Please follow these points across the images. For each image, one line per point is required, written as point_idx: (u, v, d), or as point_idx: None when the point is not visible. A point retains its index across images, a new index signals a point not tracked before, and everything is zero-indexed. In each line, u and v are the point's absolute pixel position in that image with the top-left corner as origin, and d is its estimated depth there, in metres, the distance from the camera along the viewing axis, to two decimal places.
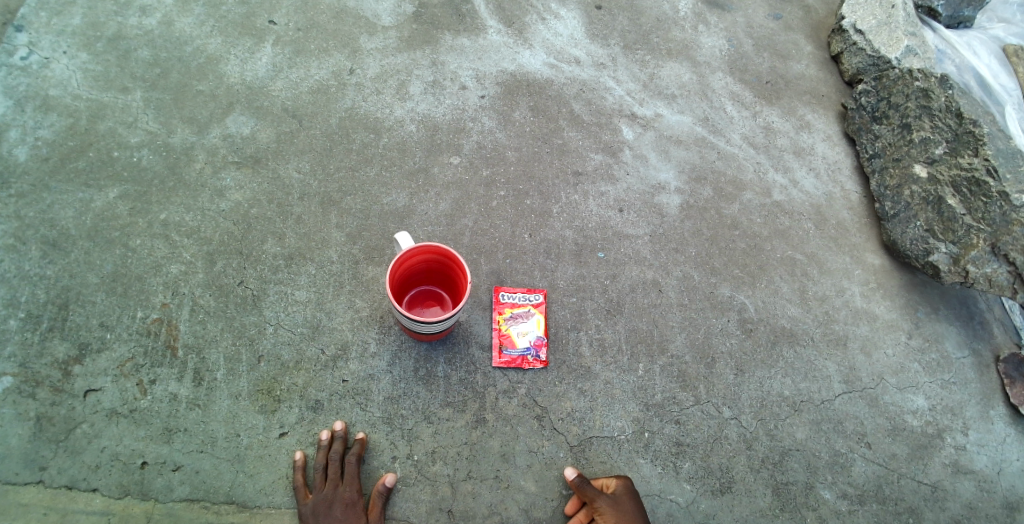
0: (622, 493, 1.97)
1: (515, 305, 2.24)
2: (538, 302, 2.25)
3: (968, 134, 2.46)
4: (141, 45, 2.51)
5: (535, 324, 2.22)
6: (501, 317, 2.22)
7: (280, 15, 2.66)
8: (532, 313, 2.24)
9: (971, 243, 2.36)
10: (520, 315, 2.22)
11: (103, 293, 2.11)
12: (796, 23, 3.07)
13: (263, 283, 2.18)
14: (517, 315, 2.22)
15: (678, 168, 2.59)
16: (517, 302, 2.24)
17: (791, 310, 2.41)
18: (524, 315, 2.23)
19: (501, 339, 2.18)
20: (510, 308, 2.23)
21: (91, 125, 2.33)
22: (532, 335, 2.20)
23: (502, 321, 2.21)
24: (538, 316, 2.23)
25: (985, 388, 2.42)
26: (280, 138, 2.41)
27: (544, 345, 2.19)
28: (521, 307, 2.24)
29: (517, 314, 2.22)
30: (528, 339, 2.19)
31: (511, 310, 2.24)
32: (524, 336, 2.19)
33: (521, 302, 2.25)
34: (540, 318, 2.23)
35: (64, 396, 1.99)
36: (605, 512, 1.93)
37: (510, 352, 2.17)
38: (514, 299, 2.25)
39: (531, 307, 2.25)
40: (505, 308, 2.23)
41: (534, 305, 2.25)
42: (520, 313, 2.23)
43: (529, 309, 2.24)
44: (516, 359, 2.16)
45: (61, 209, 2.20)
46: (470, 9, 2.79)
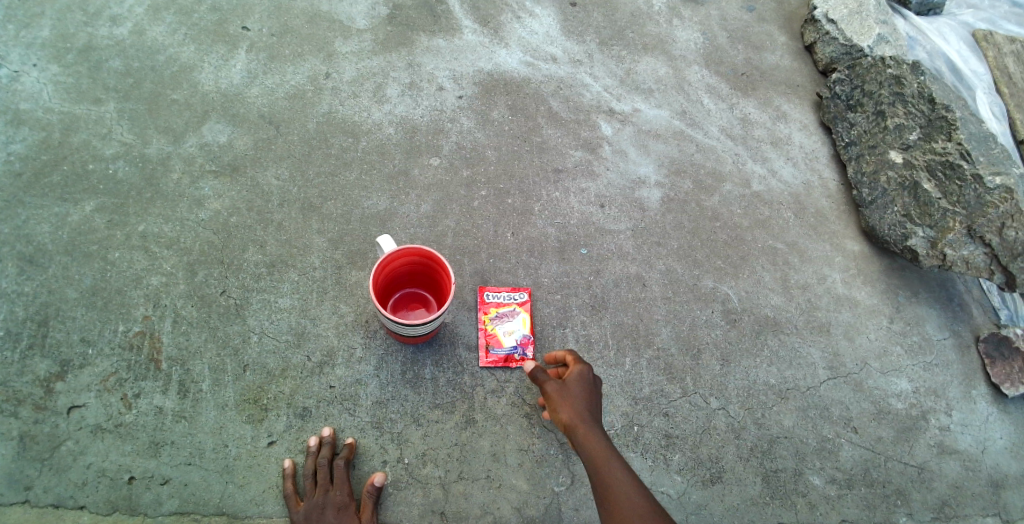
0: (575, 377, 1.88)
1: (500, 304, 2.24)
2: (523, 301, 2.26)
3: (941, 119, 2.51)
4: (113, 55, 2.48)
5: (520, 323, 2.22)
6: (486, 317, 2.22)
7: (253, 20, 2.64)
8: (517, 312, 2.24)
9: (948, 226, 2.41)
10: (505, 314, 2.23)
11: (83, 309, 2.08)
12: (769, 14, 3.10)
13: (246, 291, 2.17)
14: (502, 315, 2.22)
15: (658, 162, 2.61)
16: (502, 301, 2.25)
17: (773, 299, 2.44)
18: (509, 314, 2.23)
19: (487, 340, 2.19)
20: (496, 308, 2.24)
21: (64, 137, 2.30)
22: (517, 335, 2.20)
23: (488, 321, 2.21)
24: (524, 315, 2.23)
25: (966, 369, 2.46)
26: (258, 145, 2.39)
27: (529, 343, 2.19)
28: (506, 306, 2.24)
29: (502, 313, 2.23)
30: (514, 338, 2.19)
31: (496, 309, 2.24)
32: (509, 335, 2.19)
33: (506, 301, 2.25)
34: (525, 317, 2.23)
35: (47, 413, 1.96)
36: (553, 392, 1.84)
37: (497, 352, 2.17)
38: (499, 298, 2.25)
39: (516, 305, 2.25)
40: (491, 307, 2.24)
41: (519, 304, 2.25)
42: (505, 313, 2.23)
43: (514, 308, 2.24)
44: (503, 358, 2.17)
45: (36, 224, 2.17)
46: (445, 9, 2.79)
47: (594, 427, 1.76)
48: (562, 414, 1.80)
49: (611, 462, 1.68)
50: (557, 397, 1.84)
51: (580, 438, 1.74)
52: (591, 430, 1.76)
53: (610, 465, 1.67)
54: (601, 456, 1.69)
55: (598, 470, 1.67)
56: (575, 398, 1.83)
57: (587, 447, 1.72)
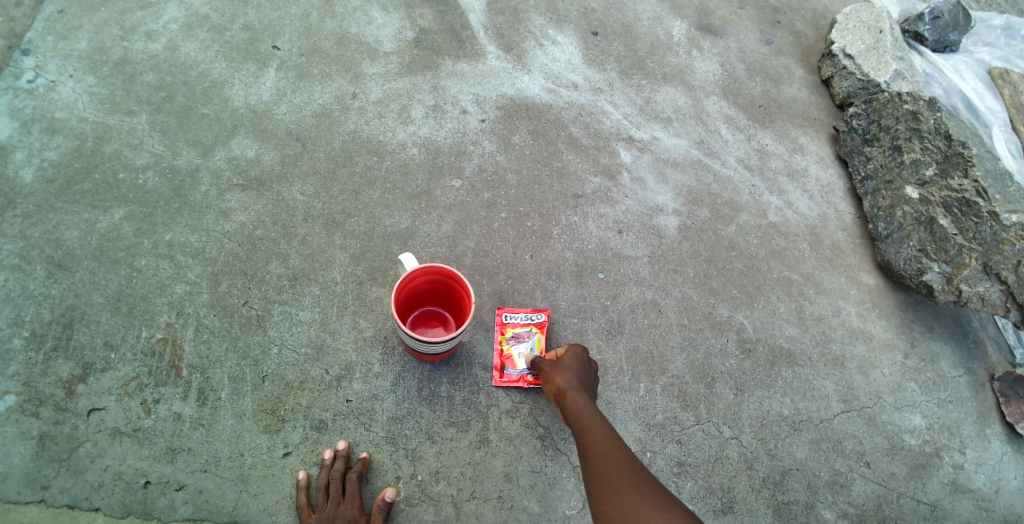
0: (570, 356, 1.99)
1: (516, 325, 2.26)
2: (539, 322, 2.27)
3: (958, 155, 2.54)
4: (147, 69, 2.56)
5: (536, 344, 2.23)
6: (502, 338, 2.23)
7: (284, 40, 2.72)
8: (533, 333, 2.25)
9: (964, 262, 2.43)
10: (522, 335, 2.24)
11: (107, 314, 2.13)
12: (788, 49, 3.16)
13: (267, 303, 2.21)
14: (518, 335, 2.24)
15: (675, 191, 2.65)
16: (519, 322, 2.26)
17: (788, 329, 2.45)
18: (525, 335, 2.24)
19: (502, 360, 2.20)
20: (512, 328, 2.25)
21: (97, 146, 2.37)
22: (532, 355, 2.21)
23: (504, 341, 2.23)
24: (539, 336, 2.25)
25: (981, 407, 2.45)
26: (284, 161, 2.45)
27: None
28: (523, 327, 2.25)
29: (518, 334, 2.24)
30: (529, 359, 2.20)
31: (512, 330, 2.25)
32: (524, 356, 2.20)
33: (523, 321, 2.27)
34: (541, 338, 2.25)
35: (67, 415, 1.99)
36: (548, 364, 1.95)
37: (511, 372, 2.19)
38: (516, 319, 2.27)
39: (533, 326, 2.26)
40: (507, 328, 2.25)
41: (536, 325, 2.27)
42: (522, 333, 2.25)
43: (530, 329, 2.25)
44: (516, 378, 2.18)
45: (66, 230, 2.22)
46: (470, 35, 2.86)
47: (583, 393, 1.84)
48: (554, 383, 1.90)
49: (596, 419, 1.74)
50: (551, 369, 1.94)
51: (569, 402, 1.82)
52: (580, 396, 1.83)
53: (594, 423, 1.73)
54: (586, 417, 1.75)
55: (583, 428, 1.73)
56: (568, 370, 1.92)
57: (575, 410, 1.79)
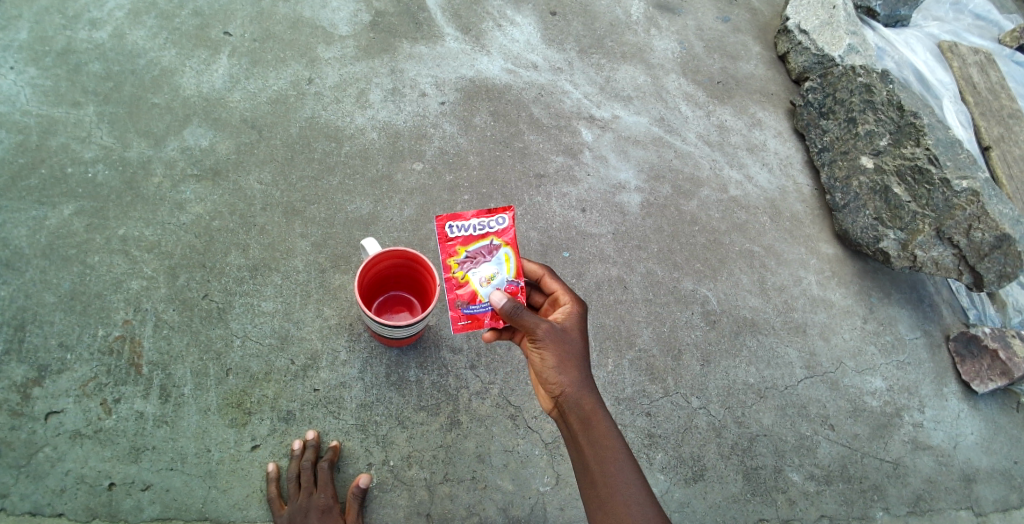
0: (570, 327, 1.64)
1: (469, 240, 1.72)
2: (502, 229, 1.73)
3: (909, 126, 2.62)
4: (92, 58, 2.46)
5: (501, 262, 1.73)
6: (452, 261, 1.71)
7: (235, 25, 2.64)
8: (496, 246, 1.73)
9: (917, 229, 2.53)
10: (480, 253, 1.72)
11: (61, 313, 2.06)
12: (744, 25, 3.20)
13: (229, 295, 2.16)
14: (474, 255, 1.72)
15: (637, 168, 2.66)
16: (472, 235, 1.72)
17: (751, 301, 2.50)
18: (485, 252, 1.73)
19: (458, 293, 1.71)
20: (464, 247, 1.72)
21: (42, 140, 2.28)
22: (500, 280, 1.72)
23: (456, 266, 1.71)
24: (506, 249, 1.73)
25: (938, 367, 2.55)
26: (240, 149, 2.39)
27: (519, 291, 1.73)
28: (478, 241, 1.72)
29: (474, 253, 1.72)
30: (494, 285, 1.72)
31: (464, 248, 1.72)
32: (487, 283, 1.72)
33: (478, 234, 1.72)
34: (508, 251, 1.73)
35: (24, 419, 1.92)
36: (545, 340, 1.58)
37: (473, 311, 1.72)
38: (468, 231, 1.72)
39: (492, 238, 1.73)
40: (457, 247, 1.71)
41: (498, 235, 1.74)
42: (478, 251, 1.73)
43: (490, 242, 1.73)
44: (484, 317, 1.73)
45: (13, 228, 2.14)
46: (427, 17, 2.82)
47: (590, 396, 1.56)
48: (552, 371, 1.57)
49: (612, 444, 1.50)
50: (549, 348, 1.58)
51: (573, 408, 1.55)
52: (587, 398, 1.56)
53: (606, 450, 1.49)
54: (595, 437, 1.51)
55: (589, 454, 1.50)
56: (569, 356, 1.59)
57: (578, 423, 1.54)
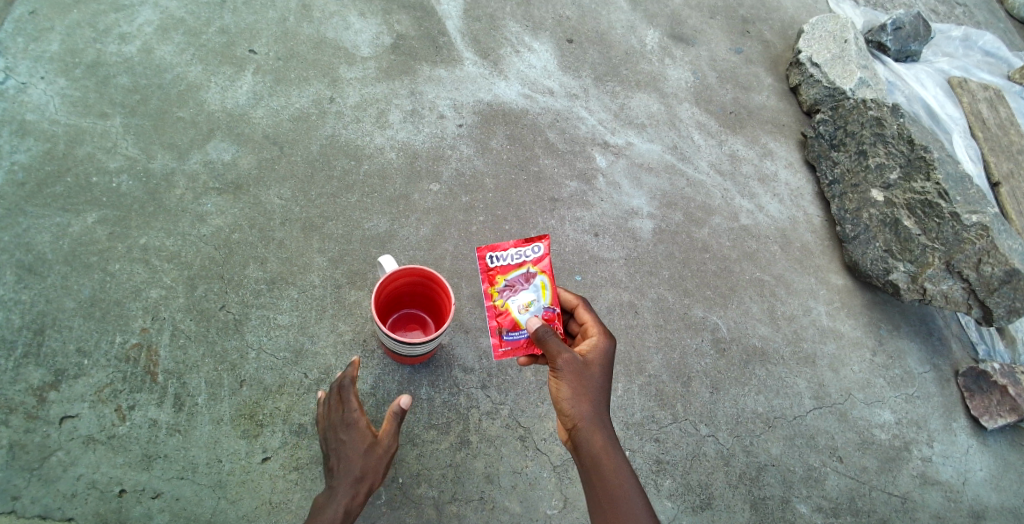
0: (592, 361, 1.66)
1: (507, 269, 1.79)
2: (538, 257, 1.80)
3: (920, 159, 2.64)
4: (121, 71, 2.53)
5: (538, 290, 1.79)
6: (493, 289, 1.79)
7: (261, 44, 2.71)
8: (532, 274, 1.80)
9: (927, 261, 2.54)
10: (517, 281, 1.79)
11: (80, 319, 2.09)
12: (757, 57, 3.25)
13: (245, 307, 2.19)
14: (513, 283, 1.79)
15: (650, 195, 2.70)
16: (510, 264, 1.79)
17: (760, 329, 2.51)
18: (522, 280, 1.79)
19: (499, 321, 1.78)
20: (503, 275, 1.79)
21: (69, 149, 2.33)
22: (536, 307, 1.79)
23: (497, 294, 1.78)
24: (542, 277, 1.80)
25: (947, 401, 2.55)
26: (261, 165, 2.44)
27: (555, 318, 1.79)
28: (517, 269, 1.79)
29: (513, 281, 1.79)
30: (532, 312, 1.78)
31: (503, 277, 1.79)
32: (526, 310, 1.78)
33: (514, 263, 1.79)
34: (544, 279, 1.80)
35: (39, 423, 1.94)
36: (565, 372, 1.61)
37: (513, 337, 1.79)
38: (507, 260, 1.79)
39: (530, 266, 1.80)
40: (497, 275, 1.79)
41: (535, 263, 1.81)
42: (516, 279, 1.79)
43: (527, 269, 1.80)
44: (525, 343, 1.80)
45: (37, 233, 2.18)
46: (447, 41, 2.89)
47: (604, 431, 1.58)
48: (568, 404, 1.59)
49: (621, 481, 1.52)
50: (567, 380, 1.61)
51: (586, 443, 1.56)
52: (601, 433, 1.58)
53: (619, 487, 1.50)
54: (608, 473, 1.53)
55: (601, 488, 1.51)
56: (586, 391, 1.61)
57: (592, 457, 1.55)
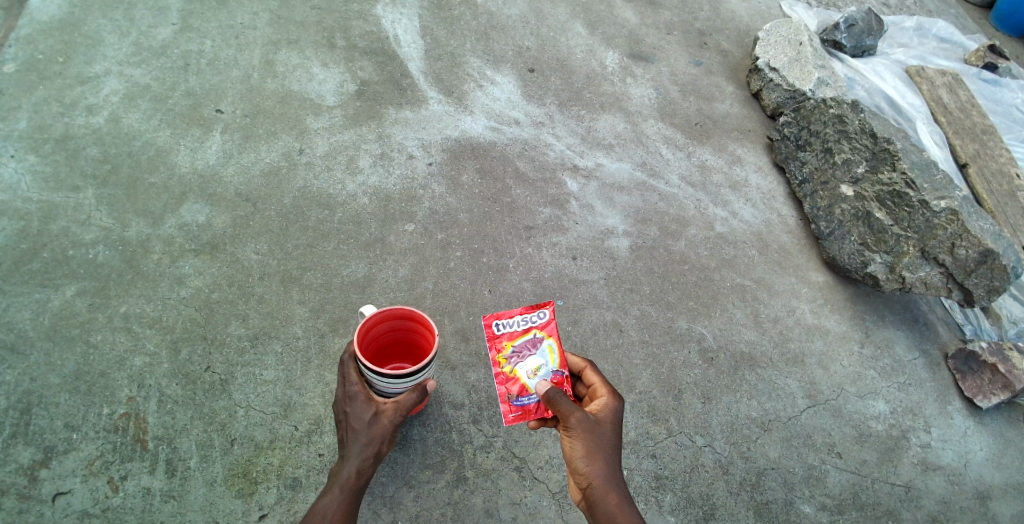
0: (603, 420, 1.70)
1: (515, 335, 1.79)
2: (545, 322, 1.80)
3: (884, 152, 2.70)
4: (90, 143, 2.55)
5: (546, 354, 1.79)
6: (500, 356, 1.78)
7: (226, 103, 2.75)
8: (539, 339, 1.80)
9: (903, 250, 2.59)
10: (525, 347, 1.78)
11: (66, 394, 2.08)
12: (716, 67, 3.32)
13: (231, 366, 2.19)
14: (521, 348, 1.78)
15: (624, 213, 2.73)
16: (516, 330, 1.79)
17: (746, 334, 2.53)
18: (529, 345, 1.79)
19: (508, 387, 1.76)
20: (511, 342, 1.78)
21: (43, 226, 2.34)
22: (546, 371, 1.77)
23: (505, 361, 1.77)
24: (549, 341, 1.80)
25: (939, 386, 2.57)
26: (236, 222, 2.46)
27: (564, 381, 1.79)
28: (523, 334, 1.79)
29: (520, 347, 1.78)
30: (542, 377, 1.77)
31: (510, 343, 1.79)
32: (535, 375, 1.76)
33: (521, 329, 1.79)
34: (552, 343, 1.80)
35: (32, 502, 1.92)
36: (578, 431, 1.65)
37: (523, 402, 1.77)
38: (514, 327, 1.79)
39: (537, 332, 1.80)
40: (504, 342, 1.78)
41: (541, 327, 1.80)
42: (523, 345, 1.79)
43: (534, 335, 1.79)
44: (534, 408, 1.78)
45: (17, 312, 2.18)
46: (410, 83, 2.94)
47: (617, 490, 1.62)
48: (582, 462, 1.64)
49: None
50: (581, 439, 1.65)
51: (600, 502, 1.60)
52: (614, 491, 1.62)
53: None
54: None
55: None
56: (599, 449, 1.65)
57: (605, 515, 1.59)
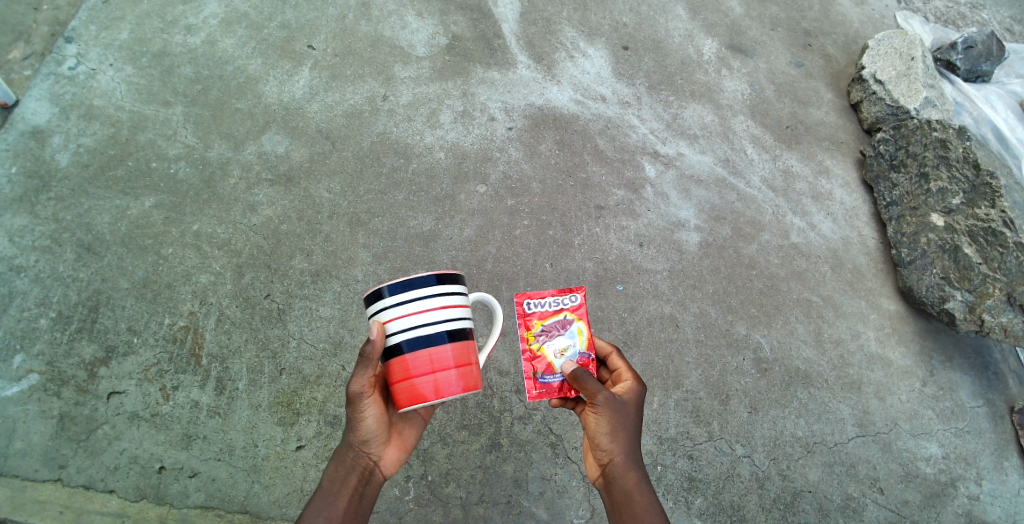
0: (628, 401, 1.60)
1: (544, 315, 1.74)
2: (576, 305, 1.75)
3: (985, 186, 2.52)
4: (185, 62, 2.62)
5: (574, 336, 1.73)
6: (529, 334, 1.72)
7: (319, 40, 2.77)
8: (569, 321, 1.74)
9: (987, 292, 2.40)
10: (554, 327, 1.73)
11: (133, 299, 2.17)
12: (817, 71, 3.16)
13: (289, 297, 2.24)
14: (549, 328, 1.73)
15: (698, 207, 2.65)
16: (548, 310, 1.74)
17: (805, 351, 2.43)
18: (559, 326, 1.73)
19: (534, 364, 1.70)
20: (539, 321, 1.73)
21: (132, 135, 2.43)
22: (572, 352, 1.72)
23: (533, 338, 1.71)
24: (578, 324, 1.74)
25: (999, 439, 2.41)
26: (313, 158, 2.49)
27: (590, 364, 1.72)
28: (554, 315, 1.74)
29: (550, 326, 1.73)
30: (568, 358, 1.71)
31: (540, 322, 1.74)
32: (562, 355, 1.71)
33: (552, 309, 1.74)
34: (581, 326, 1.74)
35: (88, 396, 2.03)
36: (603, 410, 1.55)
37: (548, 381, 1.70)
38: (545, 307, 1.74)
39: (567, 314, 1.74)
40: (534, 321, 1.73)
41: (571, 310, 1.75)
42: (553, 325, 1.74)
43: (564, 316, 1.74)
44: (559, 387, 1.70)
45: (98, 215, 2.27)
46: (502, 44, 2.89)
47: (637, 471, 1.53)
48: (604, 441, 1.55)
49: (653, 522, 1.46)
50: (605, 417, 1.55)
51: (620, 481, 1.52)
52: (634, 473, 1.53)
53: None
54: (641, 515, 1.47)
55: None
56: (623, 428, 1.55)
57: (623, 497, 1.50)
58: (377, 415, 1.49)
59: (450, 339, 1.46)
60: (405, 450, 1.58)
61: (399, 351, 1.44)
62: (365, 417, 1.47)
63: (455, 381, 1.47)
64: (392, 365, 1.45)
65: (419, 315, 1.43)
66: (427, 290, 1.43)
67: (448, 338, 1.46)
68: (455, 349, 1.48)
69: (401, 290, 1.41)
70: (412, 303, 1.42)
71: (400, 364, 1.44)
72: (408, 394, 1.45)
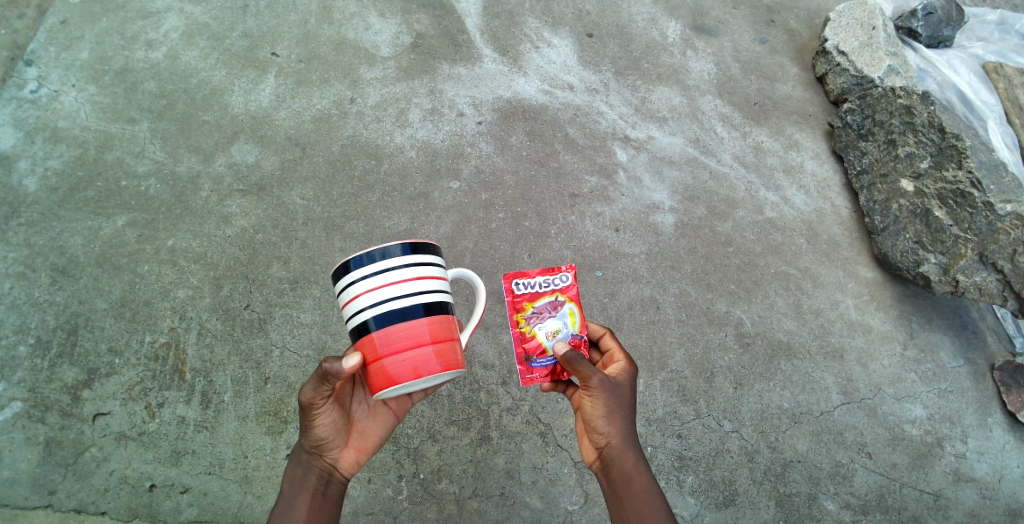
0: (622, 383, 1.61)
1: (535, 296, 1.74)
2: (566, 286, 1.75)
3: (951, 148, 2.54)
4: (148, 77, 2.59)
5: (566, 317, 1.73)
6: (520, 316, 1.73)
7: (283, 47, 2.75)
8: (560, 302, 1.75)
9: (960, 253, 2.44)
10: (545, 309, 1.74)
11: (111, 319, 2.15)
12: (782, 46, 3.18)
13: (269, 306, 2.23)
14: (540, 310, 1.74)
15: (672, 189, 2.67)
16: (537, 291, 1.74)
17: (786, 323, 2.46)
18: (550, 307, 1.74)
19: (525, 347, 1.72)
20: (530, 303, 1.74)
21: (99, 155, 2.40)
22: (564, 334, 1.73)
23: (524, 320, 1.72)
24: (569, 305, 1.74)
25: (981, 396, 2.46)
26: (284, 165, 2.48)
27: (582, 345, 1.73)
28: (544, 297, 1.74)
29: (540, 308, 1.74)
30: (559, 339, 1.72)
31: (530, 304, 1.74)
32: (553, 337, 1.72)
33: (542, 290, 1.75)
34: (573, 307, 1.74)
35: (73, 420, 2.01)
36: (599, 392, 1.55)
37: (541, 363, 1.72)
38: (534, 288, 1.74)
39: (558, 295, 1.75)
40: (524, 303, 1.73)
41: (563, 291, 1.76)
42: (544, 307, 1.74)
43: (555, 298, 1.74)
44: (552, 368, 1.73)
45: (70, 237, 2.24)
46: (466, 39, 2.89)
47: (634, 452, 1.54)
48: (601, 423, 1.55)
49: (650, 502, 1.47)
50: (601, 400, 1.55)
51: (617, 463, 1.52)
52: (631, 455, 1.53)
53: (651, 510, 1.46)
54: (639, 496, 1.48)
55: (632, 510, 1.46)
56: (619, 410, 1.55)
57: (620, 478, 1.51)
58: (330, 419, 1.50)
59: (419, 312, 1.41)
60: (365, 450, 1.57)
61: (366, 329, 1.40)
62: (317, 424, 1.48)
63: (425, 357, 1.41)
64: (362, 345, 1.42)
65: (384, 290, 1.38)
66: (390, 262, 1.38)
67: (417, 312, 1.41)
68: (426, 323, 1.41)
69: (363, 264, 1.38)
70: (376, 278, 1.38)
71: (368, 343, 1.41)
72: (381, 377, 1.41)
